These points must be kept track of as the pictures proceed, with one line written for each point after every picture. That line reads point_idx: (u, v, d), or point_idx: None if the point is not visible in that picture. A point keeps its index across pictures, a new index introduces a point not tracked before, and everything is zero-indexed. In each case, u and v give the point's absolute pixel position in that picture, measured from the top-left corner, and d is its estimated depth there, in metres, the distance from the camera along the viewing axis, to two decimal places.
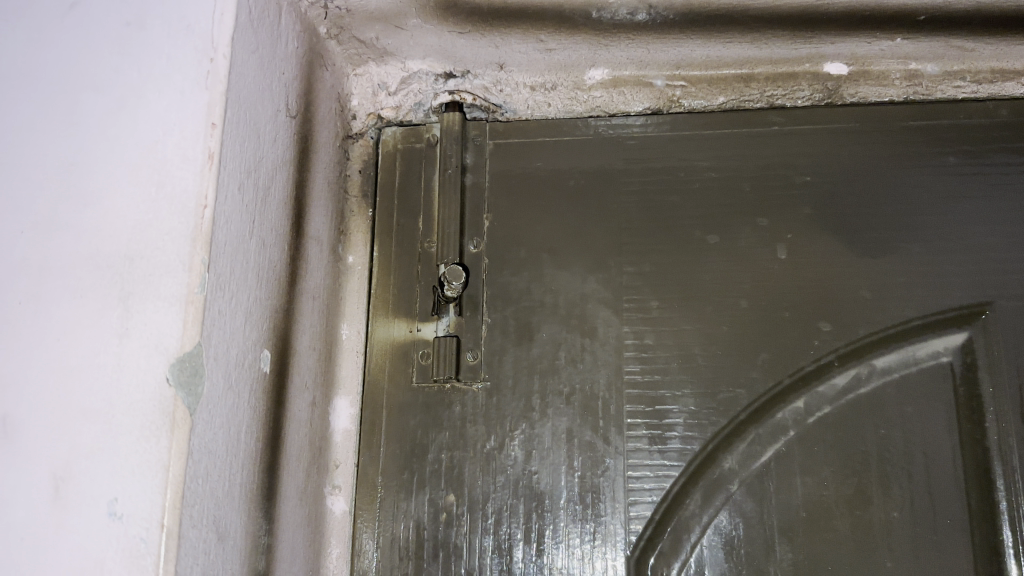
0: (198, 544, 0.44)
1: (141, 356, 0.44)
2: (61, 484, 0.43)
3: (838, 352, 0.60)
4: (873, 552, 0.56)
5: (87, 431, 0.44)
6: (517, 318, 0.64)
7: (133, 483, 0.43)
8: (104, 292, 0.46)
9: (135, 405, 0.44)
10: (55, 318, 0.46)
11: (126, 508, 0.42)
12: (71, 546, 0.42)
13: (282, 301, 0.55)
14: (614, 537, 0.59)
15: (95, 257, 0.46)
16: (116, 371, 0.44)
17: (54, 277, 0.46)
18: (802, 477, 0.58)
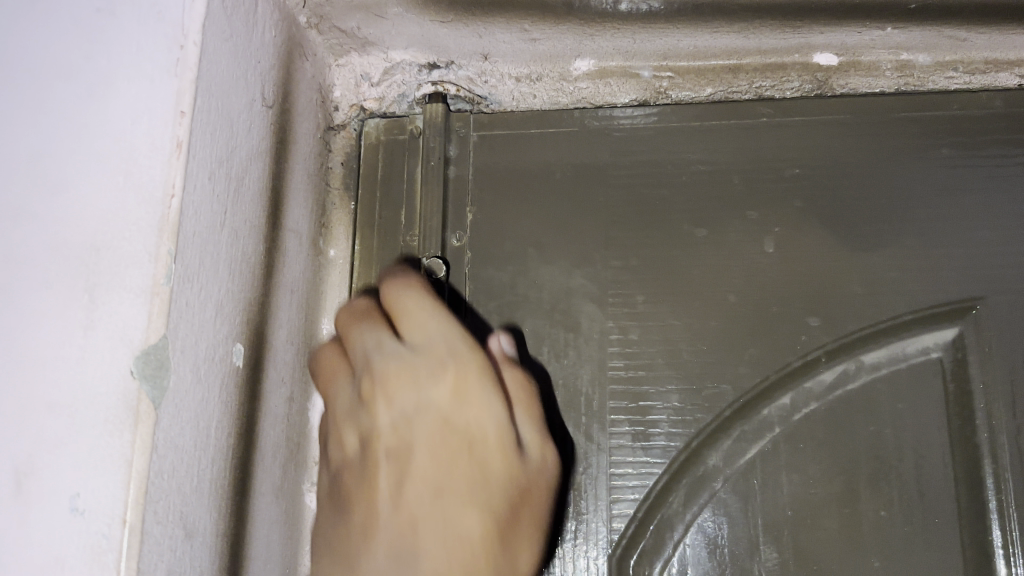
0: (163, 541, 0.43)
1: (105, 349, 0.43)
2: (24, 478, 0.42)
3: (825, 347, 0.59)
4: (859, 552, 0.55)
5: (50, 424, 0.42)
6: (500, 313, 0.63)
7: (95, 479, 0.41)
8: (69, 283, 0.44)
9: (98, 399, 0.43)
10: (18, 309, 0.44)
11: (87, 504, 0.41)
12: (30, 544, 0.41)
13: (257, 295, 0.54)
14: (596, 536, 0.58)
15: (61, 248, 0.45)
16: (79, 365, 0.43)
17: (18, 267, 0.45)
18: (788, 475, 0.57)
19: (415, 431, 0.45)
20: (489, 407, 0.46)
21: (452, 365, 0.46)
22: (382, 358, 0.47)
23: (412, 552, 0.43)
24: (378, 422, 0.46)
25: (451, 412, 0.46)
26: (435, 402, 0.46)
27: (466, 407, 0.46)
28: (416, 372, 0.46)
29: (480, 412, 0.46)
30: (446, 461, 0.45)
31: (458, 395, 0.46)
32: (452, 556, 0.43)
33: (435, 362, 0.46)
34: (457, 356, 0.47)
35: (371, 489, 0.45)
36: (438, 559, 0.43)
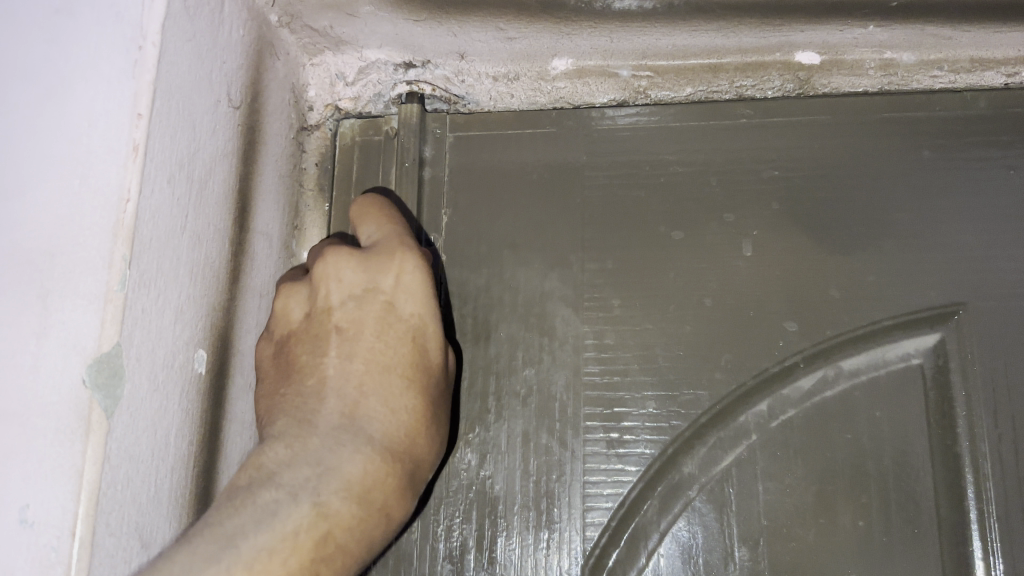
0: (116, 553, 0.42)
1: (58, 357, 0.42)
2: None
3: (803, 353, 0.58)
4: (837, 564, 0.54)
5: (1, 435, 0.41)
6: (475, 318, 0.62)
7: (45, 490, 0.40)
8: (22, 290, 0.43)
9: (50, 409, 0.42)
10: None
11: (37, 516, 0.40)
12: None
13: (222, 299, 0.53)
14: (569, 544, 0.57)
15: (14, 253, 0.44)
16: (32, 374, 0.42)
17: None
18: (764, 484, 0.56)
19: (362, 320, 0.53)
20: (426, 303, 0.54)
21: (393, 261, 0.54)
22: (339, 281, 0.54)
23: (358, 422, 0.50)
24: (331, 317, 0.53)
25: (396, 304, 0.54)
26: (381, 293, 0.54)
27: (382, 283, 0.54)
28: (368, 270, 0.54)
29: (408, 287, 0.54)
30: (390, 342, 0.53)
31: (373, 277, 0.54)
32: (399, 421, 0.51)
33: (382, 256, 0.54)
34: (394, 245, 0.55)
35: (322, 369, 0.51)
36: (388, 427, 0.50)
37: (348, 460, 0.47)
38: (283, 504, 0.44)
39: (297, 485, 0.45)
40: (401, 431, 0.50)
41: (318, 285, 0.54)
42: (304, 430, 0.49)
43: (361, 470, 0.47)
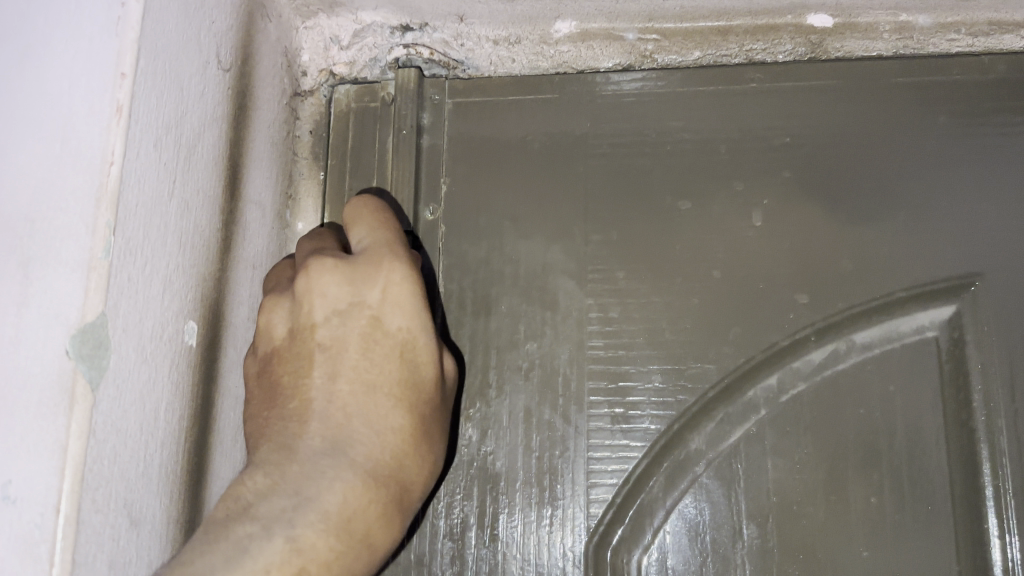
0: (102, 529, 0.41)
1: (40, 327, 0.40)
2: None
3: (815, 326, 0.56)
4: (847, 541, 0.52)
5: None
6: (475, 291, 0.60)
7: (27, 467, 0.38)
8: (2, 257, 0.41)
9: (33, 380, 0.39)
10: None
11: (19, 492, 0.38)
12: None
13: (213, 270, 0.51)
14: (573, 521, 0.55)
15: None
16: (13, 345, 0.40)
17: None
18: (774, 459, 0.54)
19: (346, 337, 0.49)
20: (416, 315, 0.50)
21: (382, 273, 0.50)
22: (323, 296, 0.49)
23: (343, 446, 0.46)
24: (314, 335, 0.49)
25: (383, 318, 0.49)
26: (367, 307, 0.50)
27: (367, 298, 0.50)
28: (353, 282, 0.50)
29: (396, 299, 0.50)
30: (377, 360, 0.49)
31: (358, 291, 0.50)
32: (386, 444, 0.47)
33: (369, 266, 0.50)
34: (384, 252, 0.51)
35: (305, 391, 0.48)
36: (375, 451, 0.47)
37: (328, 489, 0.44)
38: (256, 540, 0.42)
39: (273, 517, 0.43)
40: (388, 456, 0.47)
41: (299, 300, 0.50)
42: (283, 458, 0.45)
43: (342, 498, 0.44)
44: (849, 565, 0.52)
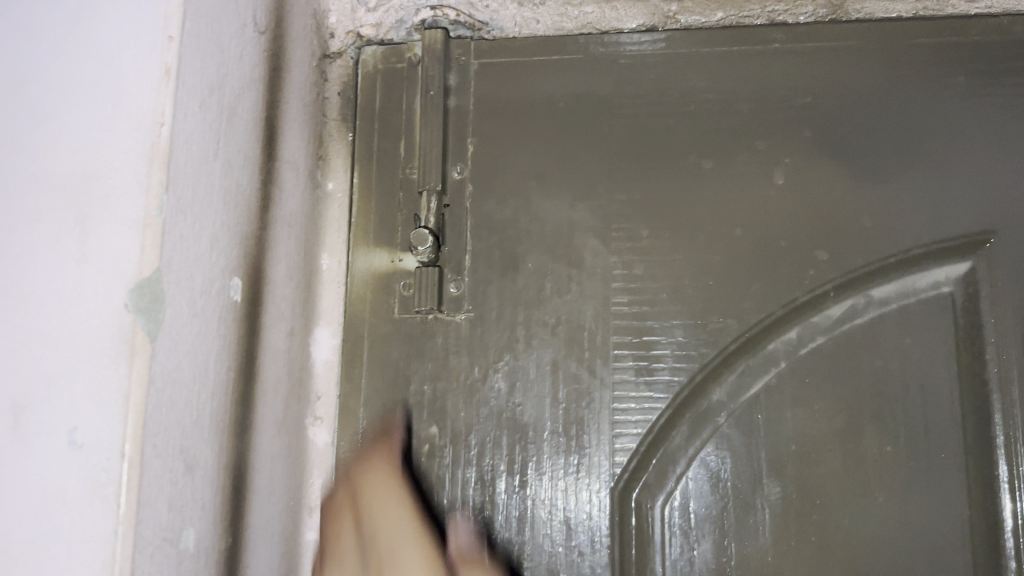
0: (164, 473, 0.43)
1: (99, 282, 0.42)
2: (21, 412, 0.41)
3: (834, 282, 0.58)
4: (862, 487, 0.55)
5: (45, 357, 0.42)
6: (502, 249, 0.62)
7: (93, 412, 0.41)
8: (59, 214, 0.43)
9: (94, 332, 0.42)
10: (10, 240, 0.43)
11: (86, 437, 0.41)
12: (32, 475, 0.41)
13: (254, 228, 0.53)
14: (598, 469, 0.58)
15: (49, 176, 0.43)
16: (74, 298, 0.42)
17: (7, 198, 0.43)
18: (793, 409, 0.57)
19: None
20: None
21: None
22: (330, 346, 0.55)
23: None
24: None
25: None
26: None
27: None
28: None
29: None
30: None
31: None
32: None
33: None
34: None
35: None
36: None
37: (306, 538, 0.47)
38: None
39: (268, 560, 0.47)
40: None
41: None
42: None
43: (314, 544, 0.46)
44: (864, 509, 0.55)
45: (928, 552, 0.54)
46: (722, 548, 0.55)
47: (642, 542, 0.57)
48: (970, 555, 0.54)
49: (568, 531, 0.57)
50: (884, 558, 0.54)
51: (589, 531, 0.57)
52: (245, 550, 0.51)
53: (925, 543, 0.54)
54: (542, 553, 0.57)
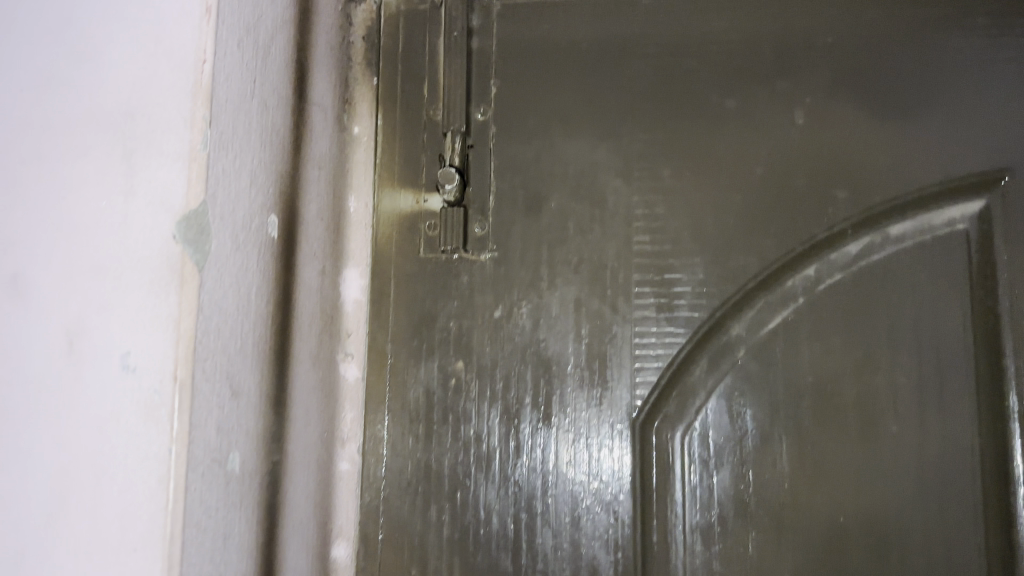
0: (212, 397, 0.44)
1: (147, 214, 0.43)
2: (75, 339, 0.43)
3: (852, 220, 0.59)
4: (875, 417, 0.57)
5: (96, 287, 0.43)
6: (526, 190, 0.63)
7: (145, 337, 0.42)
8: (105, 151, 0.44)
9: (145, 261, 0.43)
10: (58, 176, 0.44)
11: (139, 361, 0.42)
12: (87, 399, 0.42)
13: (287, 167, 0.54)
14: (620, 401, 0.60)
15: (96, 114, 0.45)
16: (121, 229, 0.44)
17: (55, 135, 0.45)
18: (810, 343, 0.58)
19: None
20: None
21: None
22: None
23: None
24: None
25: None
26: None
27: None
28: None
29: None
30: None
31: None
32: None
33: None
34: None
35: None
36: None
37: None
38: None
39: None
40: None
41: None
42: None
43: None
44: (876, 438, 0.57)
45: (937, 478, 0.56)
46: (740, 476, 0.58)
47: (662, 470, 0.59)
48: (978, 481, 0.56)
49: (590, 460, 0.59)
50: (893, 481, 0.56)
51: (611, 460, 0.59)
52: (285, 475, 0.53)
53: (934, 469, 0.56)
54: (566, 481, 0.59)
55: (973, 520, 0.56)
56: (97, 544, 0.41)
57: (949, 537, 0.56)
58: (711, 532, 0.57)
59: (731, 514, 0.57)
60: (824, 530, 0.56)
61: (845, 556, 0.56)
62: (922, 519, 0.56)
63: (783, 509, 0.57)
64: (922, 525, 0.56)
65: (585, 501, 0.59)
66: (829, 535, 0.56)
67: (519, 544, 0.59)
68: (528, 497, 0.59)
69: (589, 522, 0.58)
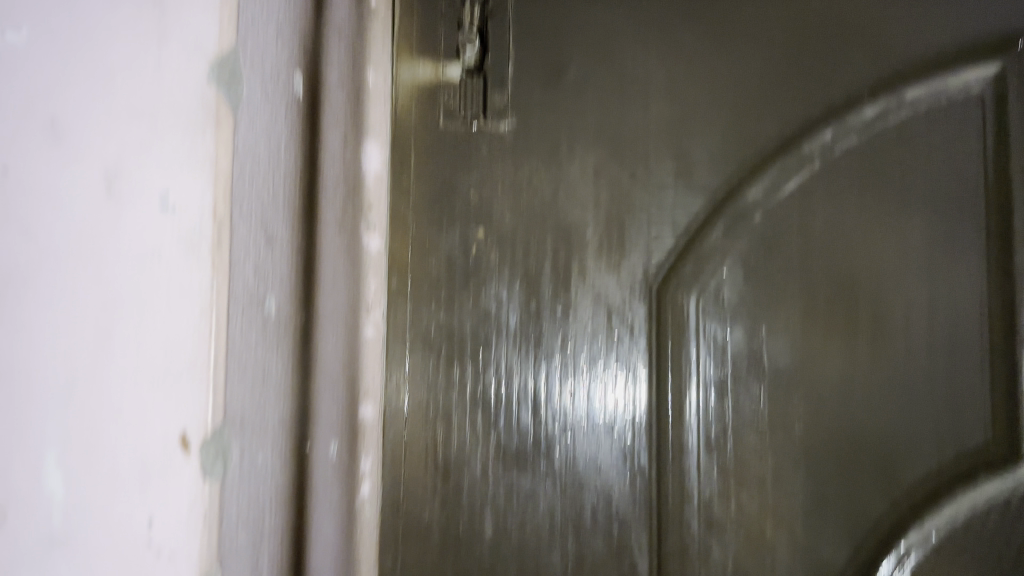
0: (248, 240, 0.45)
1: None
2: None
3: (869, 83, 0.60)
4: (887, 274, 0.59)
5: None
6: (545, 59, 0.63)
7: None
8: None
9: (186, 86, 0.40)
10: None
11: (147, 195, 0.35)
12: None
13: (309, 28, 0.53)
14: (636, 265, 0.61)
15: None
16: None
17: None
18: (825, 206, 0.60)
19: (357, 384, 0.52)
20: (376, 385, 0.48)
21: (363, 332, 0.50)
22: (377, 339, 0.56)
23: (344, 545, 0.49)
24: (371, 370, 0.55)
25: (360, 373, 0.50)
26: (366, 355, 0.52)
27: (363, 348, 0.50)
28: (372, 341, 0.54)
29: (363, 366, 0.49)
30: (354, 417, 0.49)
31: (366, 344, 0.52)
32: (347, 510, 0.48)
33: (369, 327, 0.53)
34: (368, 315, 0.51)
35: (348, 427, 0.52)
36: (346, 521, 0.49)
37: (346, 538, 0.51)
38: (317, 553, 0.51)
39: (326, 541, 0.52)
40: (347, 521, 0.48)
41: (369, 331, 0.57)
42: None
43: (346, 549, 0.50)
44: (886, 296, 0.59)
45: (945, 337, 0.58)
46: (753, 332, 0.59)
47: (679, 330, 0.60)
48: (984, 343, 0.58)
49: (609, 320, 0.60)
50: (903, 333, 0.58)
51: (628, 321, 0.60)
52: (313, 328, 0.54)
53: (942, 329, 0.58)
54: (584, 341, 0.60)
55: (981, 374, 0.57)
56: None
57: (958, 389, 0.57)
58: (726, 386, 0.59)
59: (745, 369, 0.59)
60: (836, 382, 0.58)
61: (856, 407, 0.57)
62: (933, 374, 0.57)
63: (796, 362, 0.58)
64: (933, 381, 0.57)
65: (603, 359, 0.60)
66: (841, 385, 0.58)
67: (538, 401, 0.60)
68: (547, 356, 0.61)
69: (606, 379, 0.60)
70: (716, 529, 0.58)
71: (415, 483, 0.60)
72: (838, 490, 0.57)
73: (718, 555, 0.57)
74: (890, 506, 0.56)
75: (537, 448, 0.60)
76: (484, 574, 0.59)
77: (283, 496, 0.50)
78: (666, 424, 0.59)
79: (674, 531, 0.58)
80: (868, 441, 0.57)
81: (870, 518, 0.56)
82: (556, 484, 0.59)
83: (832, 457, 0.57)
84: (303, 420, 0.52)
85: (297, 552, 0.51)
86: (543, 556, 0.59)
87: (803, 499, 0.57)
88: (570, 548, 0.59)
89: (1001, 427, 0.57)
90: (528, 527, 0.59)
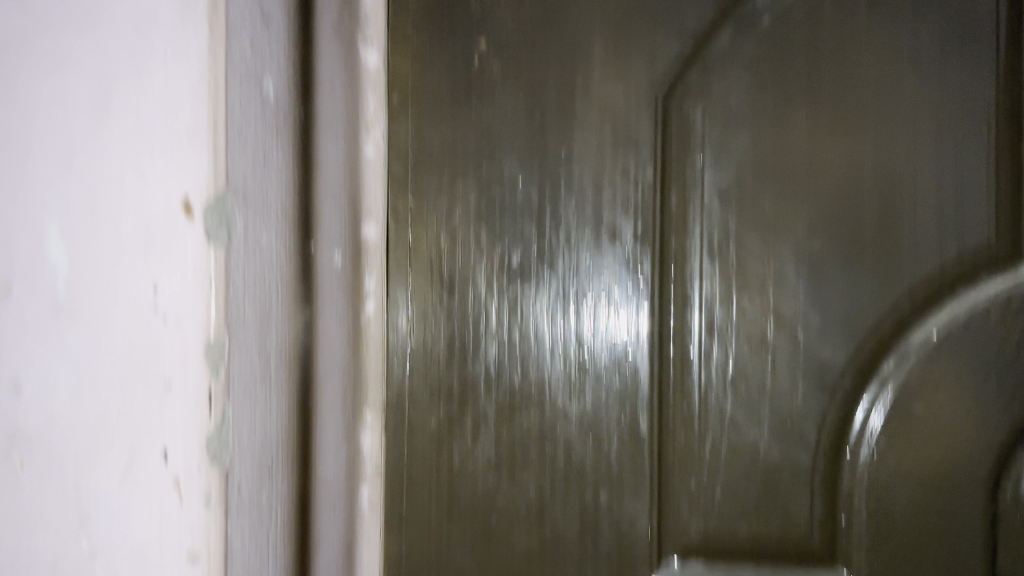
0: (244, 12, 0.45)
1: None
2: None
3: None
4: (895, 77, 0.57)
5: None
6: None
7: None
8: None
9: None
10: None
11: None
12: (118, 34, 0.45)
13: None
14: (642, 75, 0.59)
15: None
16: None
17: None
18: (835, 9, 0.58)
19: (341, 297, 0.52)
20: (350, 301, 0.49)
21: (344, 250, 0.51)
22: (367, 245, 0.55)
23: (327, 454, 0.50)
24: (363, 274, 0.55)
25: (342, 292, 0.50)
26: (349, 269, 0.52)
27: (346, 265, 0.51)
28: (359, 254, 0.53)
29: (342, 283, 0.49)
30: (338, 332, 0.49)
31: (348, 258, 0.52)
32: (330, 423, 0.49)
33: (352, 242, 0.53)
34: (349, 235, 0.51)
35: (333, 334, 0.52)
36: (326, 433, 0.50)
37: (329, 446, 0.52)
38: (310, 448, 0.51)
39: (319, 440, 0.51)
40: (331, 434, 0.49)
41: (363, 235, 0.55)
42: None
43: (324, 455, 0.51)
44: (894, 99, 0.57)
45: (951, 139, 0.57)
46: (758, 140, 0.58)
47: (684, 140, 0.58)
48: (990, 145, 0.57)
49: (613, 130, 0.59)
50: (908, 135, 0.57)
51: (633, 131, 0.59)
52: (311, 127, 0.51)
53: (948, 132, 0.57)
54: (587, 151, 0.59)
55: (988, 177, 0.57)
56: (141, 137, 0.44)
57: (963, 193, 0.56)
58: (731, 192, 0.58)
59: (751, 174, 0.58)
60: (843, 184, 0.57)
61: (861, 209, 0.57)
62: (936, 176, 0.57)
63: (802, 167, 0.57)
64: (937, 183, 0.57)
65: (608, 169, 0.58)
66: (846, 187, 0.57)
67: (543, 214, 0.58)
68: (551, 166, 0.59)
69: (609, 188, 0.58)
70: (716, 334, 0.57)
71: (424, 298, 0.59)
72: (841, 289, 0.56)
73: (718, 356, 0.57)
74: (892, 306, 0.56)
75: (540, 261, 0.58)
76: (491, 383, 0.58)
77: (286, 286, 0.50)
78: (670, 231, 0.58)
79: (675, 335, 0.58)
80: (871, 240, 0.56)
81: (872, 318, 0.56)
82: (558, 295, 0.58)
83: (835, 257, 0.56)
84: (304, 220, 0.51)
85: (303, 345, 0.52)
86: (544, 365, 0.58)
87: (805, 302, 0.56)
88: (573, 356, 0.58)
89: (1004, 227, 0.56)
90: (529, 338, 0.58)
